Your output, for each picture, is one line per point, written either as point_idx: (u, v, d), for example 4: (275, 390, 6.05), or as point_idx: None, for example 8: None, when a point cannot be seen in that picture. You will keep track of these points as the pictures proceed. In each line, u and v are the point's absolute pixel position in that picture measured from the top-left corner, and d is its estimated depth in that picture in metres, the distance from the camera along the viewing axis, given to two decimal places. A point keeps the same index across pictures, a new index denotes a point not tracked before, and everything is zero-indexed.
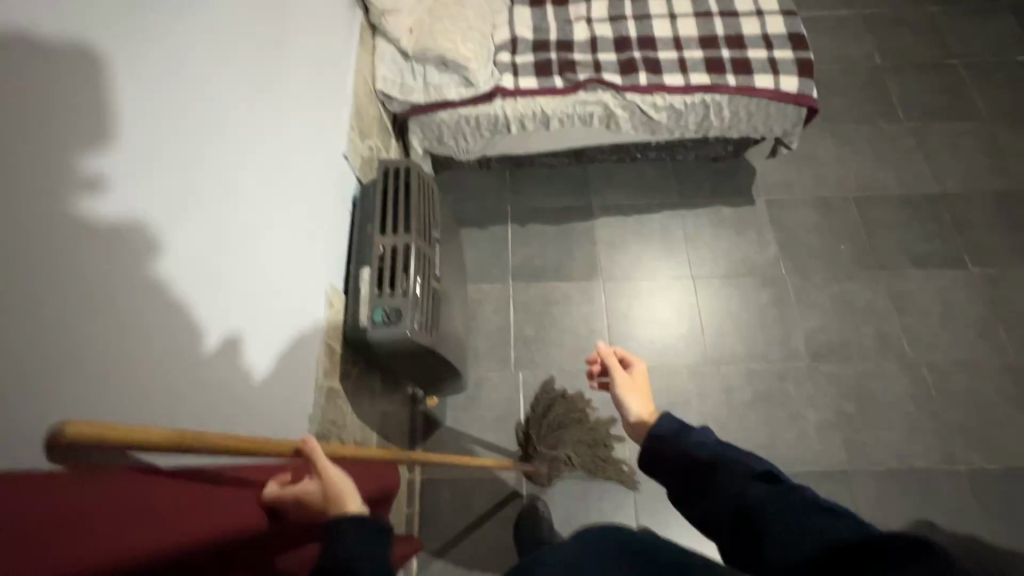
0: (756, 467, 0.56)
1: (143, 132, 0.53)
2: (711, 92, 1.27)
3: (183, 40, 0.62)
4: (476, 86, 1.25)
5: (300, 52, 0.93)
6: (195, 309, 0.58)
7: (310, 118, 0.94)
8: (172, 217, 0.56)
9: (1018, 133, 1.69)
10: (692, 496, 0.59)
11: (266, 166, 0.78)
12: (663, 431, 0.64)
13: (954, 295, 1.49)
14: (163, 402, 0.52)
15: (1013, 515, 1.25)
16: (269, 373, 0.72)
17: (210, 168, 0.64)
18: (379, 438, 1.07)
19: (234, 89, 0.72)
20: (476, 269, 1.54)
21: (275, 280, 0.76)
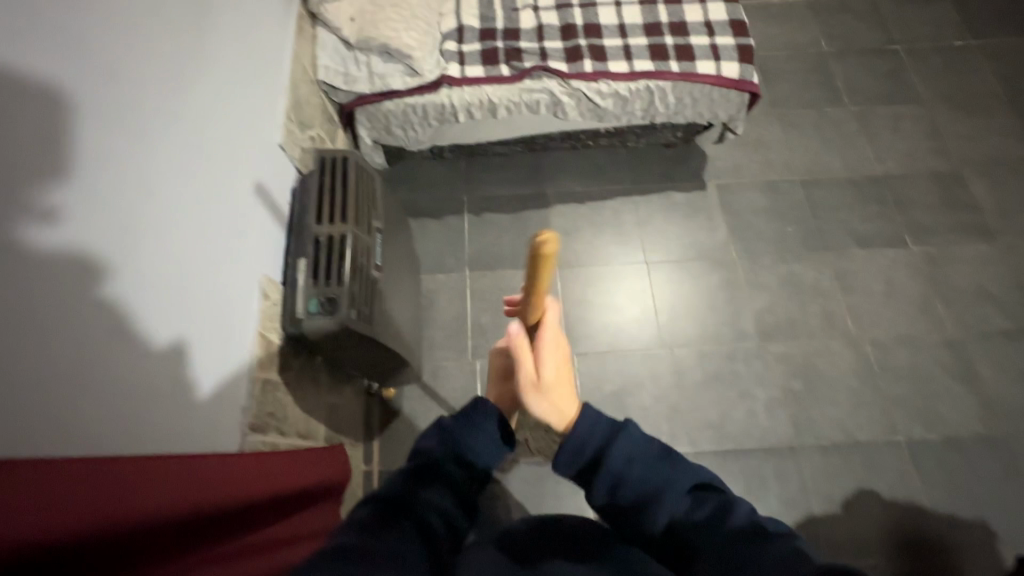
0: (685, 484, 0.60)
1: (94, 159, 0.59)
2: (654, 78, 1.29)
3: (132, 69, 0.67)
4: (420, 75, 1.24)
5: (249, 62, 0.97)
6: (144, 322, 0.64)
7: (260, 127, 0.97)
8: (122, 238, 0.61)
9: (956, 115, 1.75)
10: (619, 509, 0.63)
11: (219, 180, 0.83)
12: (594, 445, 0.65)
13: (895, 273, 1.54)
14: (78, 402, 0.54)
15: (948, 481, 1.31)
16: (220, 377, 0.77)
17: (158, 190, 0.69)
18: (325, 429, 1.08)
19: (188, 110, 0.77)
20: (431, 259, 1.55)
21: (228, 291, 0.81)
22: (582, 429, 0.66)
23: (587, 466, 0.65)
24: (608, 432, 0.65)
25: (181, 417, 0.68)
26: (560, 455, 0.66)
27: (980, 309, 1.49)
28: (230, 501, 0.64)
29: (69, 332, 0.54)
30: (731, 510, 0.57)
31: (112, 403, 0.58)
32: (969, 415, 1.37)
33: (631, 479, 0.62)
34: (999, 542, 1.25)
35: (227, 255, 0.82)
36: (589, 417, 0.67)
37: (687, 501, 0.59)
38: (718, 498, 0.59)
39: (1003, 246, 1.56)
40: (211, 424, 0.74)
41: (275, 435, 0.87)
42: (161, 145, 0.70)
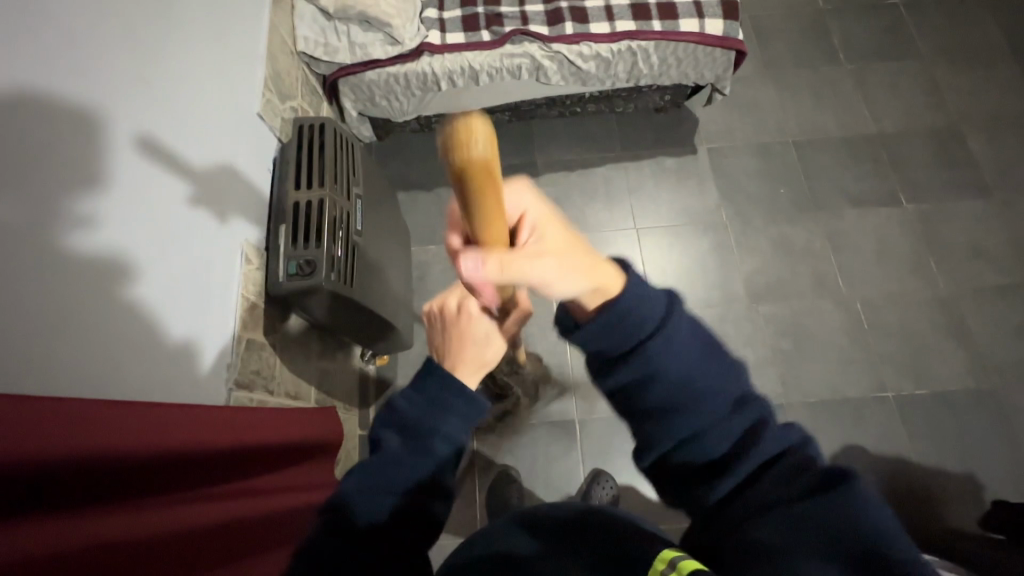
0: (730, 395, 0.48)
1: (118, 151, 0.67)
2: (635, 38, 1.27)
3: (136, 76, 0.73)
4: (401, 44, 1.24)
5: (236, 43, 1.01)
6: (162, 292, 0.72)
7: (250, 107, 1.02)
8: (145, 230, 0.70)
9: (955, 69, 1.71)
10: (634, 403, 0.49)
11: (221, 165, 0.90)
12: (636, 324, 0.48)
13: (888, 231, 1.53)
14: (100, 368, 0.61)
15: (935, 434, 1.32)
16: (229, 344, 0.85)
17: (171, 185, 0.76)
18: (315, 392, 1.12)
19: (190, 101, 0.84)
20: (423, 230, 1.57)
21: (233, 265, 0.89)
22: (628, 302, 0.47)
23: (616, 347, 0.49)
24: (655, 310, 0.48)
25: (195, 377, 0.77)
26: (586, 328, 0.49)
27: (973, 265, 1.47)
28: (246, 447, 0.72)
29: (114, 313, 0.64)
30: (769, 435, 0.46)
31: (140, 362, 0.67)
32: (958, 370, 1.37)
33: (666, 377, 0.47)
34: (984, 491, 1.26)
35: (230, 233, 0.89)
36: (638, 285, 0.49)
37: (727, 414, 0.47)
38: (760, 415, 0.48)
39: (998, 202, 1.54)
40: (201, 383, 0.78)
41: (262, 393, 0.91)
42: (169, 146, 0.77)
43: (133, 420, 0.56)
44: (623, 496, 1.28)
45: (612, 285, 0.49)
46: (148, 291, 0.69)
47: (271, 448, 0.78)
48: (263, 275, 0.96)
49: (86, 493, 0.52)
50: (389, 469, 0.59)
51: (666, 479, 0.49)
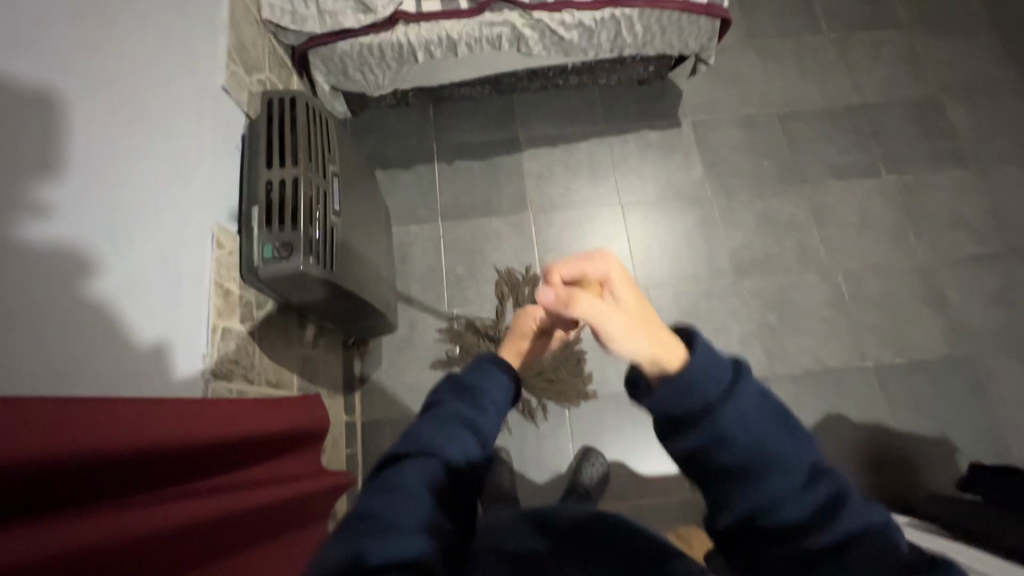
0: (803, 464, 0.47)
1: (70, 131, 0.61)
2: (620, 6, 1.22)
3: (87, 45, 0.66)
4: (374, 12, 1.18)
5: (194, 9, 0.93)
6: (126, 283, 0.67)
7: (212, 79, 0.95)
8: (106, 216, 0.65)
9: (936, 38, 1.70)
10: (703, 467, 0.49)
11: (183, 143, 0.83)
12: (706, 390, 0.48)
13: (870, 204, 1.54)
14: (65, 365, 0.57)
15: (913, 402, 1.35)
16: (202, 333, 0.81)
17: (132, 166, 0.71)
18: (297, 380, 1.08)
19: (145, 73, 0.77)
20: (404, 210, 1.52)
21: (202, 251, 0.84)
22: (696, 371, 0.48)
23: (684, 413, 0.48)
24: (723, 377, 0.48)
25: (166, 370, 0.73)
26: (655, 395, 0.49)
27: (951, 235, 1.50)
28: (229, 441, 0.69)
29: (78, 307, 0.59)
30: (849, 510, 0.46)
31: (106, 357, 0.63)
32: (935, 338, 1.40)
33: (738, 444, 0.47)
34: (958, 454, 1.30)
35: (198, 215, 0.84)
36: (705, 353, 0.49)
37: (801, 483, 0.47)
38: (837, 487, 0.47)
39: (976, 172, 1.56)
40: (174, 375, 0.74)
41: (241, 383, 0.88)
42: (129, 123, 0.71)
43: (103, 421, 0.53)
44: (612, 472, 1.29)
45: (669, 359, 0.49)
46: (111, 281, 0.64)
47: (255, 441, 0.74)
48: (238, 259, 0.91)
49: (62, 496, 0.49)
50: (448, 419, 0.58)
51: (737, 543, 0.49)
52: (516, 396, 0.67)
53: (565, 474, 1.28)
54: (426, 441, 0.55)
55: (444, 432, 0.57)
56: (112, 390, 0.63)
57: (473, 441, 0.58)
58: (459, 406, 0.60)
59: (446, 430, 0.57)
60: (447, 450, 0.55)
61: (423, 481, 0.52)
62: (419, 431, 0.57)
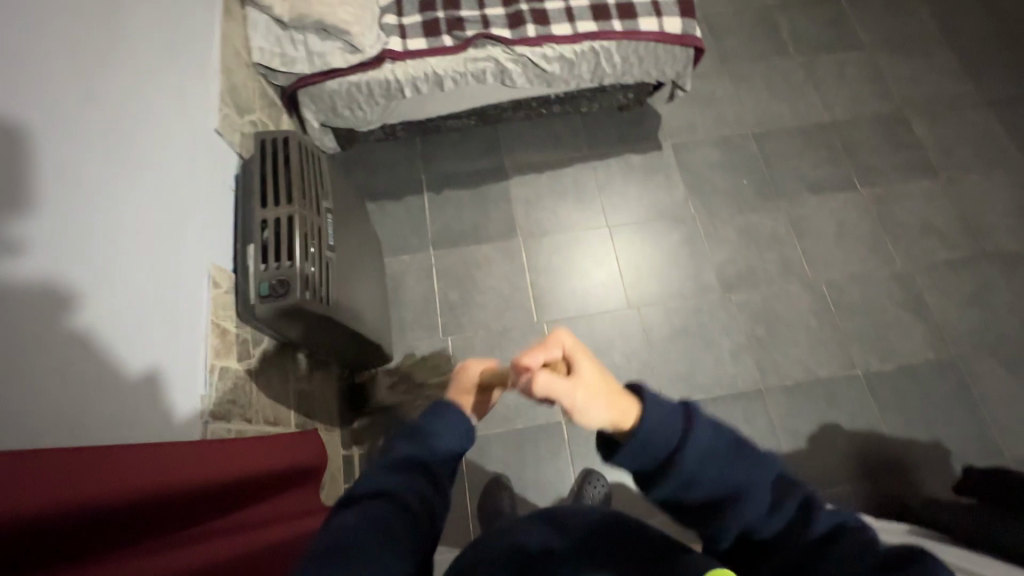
0: (769, 483, 0.54)
1: (62, 181, 0.63)
2: (597, 38, 1.28)
3: (66, 88, 0.66)
4: (362, 52, 1.22)
5: (187, 55, 0.96)
6: (119, 327, 0.67)
7: (206, 122, 0.97)
8: (99, 262, 0.66)
9: (897, 58, 1.80)
10: (685, 507, 0.55)
11: (176, 185, 0.85)
12: (666, 445, 0.54)
13: (847, 215, 1.59)
14: (54, 409, 0.56)
15: (903, 405, 1.38)
16: (199, 372, 0.81)
17: (116, 207, 0.71)
18: (296, 416, 1.08)
19: (137, 120, 0.79)
20: (395, 240, 1.54)
21: (197, 289, 0.84)
22: (651, 424, 0.54)
23: (655, 465, 0.55)
24: (678, 428, 0.54)
25: (163, 412, 0.72)
26: (623, 456, 0.55)
27: (926, 243, 1.55)
28: (228, 481, 0.68)
29: (59, 350, 0.58)
30: (817, 515, 0.53)
31: (102, 402, 0.63)
32: (919, 343, 1.44)
33: (708, 481, 0.54)
34: (952, 457, 1.32)
35: (192, 255, 0.85)
36: (654, 408, 0.55)
37: (770, 503, 0.54)
38: (801, 494, 0.54)
39: (945, 181, 1.63)
40: (171, 417, 0.73)
41: (240, 423, 0.87)
42: (111, 165, 0.71)
43: (80, 470, 0.51)
44: (613, 492, 1.29)
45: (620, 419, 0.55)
46: (93, 324, 0.63)
47: (256, 478, 0.74)
48: (234, 297, 0.92)
49: (38, 554, 0.47)
50: (396, 459, 0.59)
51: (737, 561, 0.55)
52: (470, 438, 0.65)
53: (567, 497, 1.28)
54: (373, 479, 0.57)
55: (391, 473, 0.57)
56: (109, 436, 0.63)
57: (425, 480, 0.58)
58: (407, 442, 0.61)
59: (393, 470, 0.58)
60: (396, 487, 0.56)
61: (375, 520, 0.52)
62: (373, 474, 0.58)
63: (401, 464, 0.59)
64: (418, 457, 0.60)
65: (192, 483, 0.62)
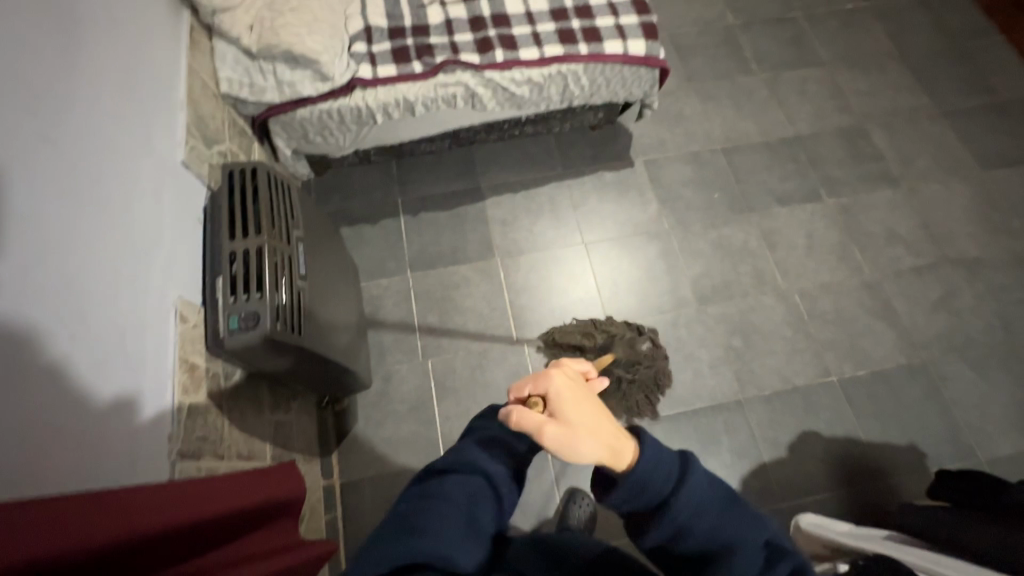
0: (761, 546, 0.53)
1: (30, 224, 0.62)
2: (565, 62, 1.31)
3: (34, 131, 0.66)
4: (332, 80, 1.23)
5: (151, 89, 0.96)
6: (83, 369, 0.65)
7: (171, 156, 0.96)
8: (65, 303, 0.65)
9: (854, 73, 1.87)
10: (672, 558, 0.56)
11: (141, 221, 0.84)
12: (660, 489, 0.55)
13: (815, 226, 1.63)
14: (14, 458, 0.53)
15: (878, 410, 1.40)
16: (167, 409, 0.79)
17: (76, 247, 0.69)
18: (271, 449, 1.06)
19: (101, 157, 0.78)
20: (372, 265, 1.53)
21: (163, 325, 0.83)
22: (646, 470, 0.55)
23: (646, 509, 0.55)
24: (672, 472, 0.55)
25: (129, 454, 0.70)
26: (616, 496, 0.56)
27: (892, 251, 1.60)
28: (201, 520, 0.66)
29: (18, 397, 0.56)
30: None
31: (69, 448, 0.61)
32: (891, 348, 1.47)
33: (699, 532, 0.54)
34: (927, 460, 1.35)
35: (157, 290, 0.83)
36: (652, 452, 0.56)
37: (761, 565, 0.52)
38: (793, 562, 0.52)
39: (906, 190, 1.68)
40: (137, 459, 0.71)
41: (212, 460, 0.85)
42: (71, 204, 0.70)
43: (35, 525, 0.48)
44: (599, 511, 1.28)
45: (616, 458, 0.56)
46: (55, 369, 0.61)
47: (232, 515, 0.72)
48: (203, 332, 0.91)
49: None
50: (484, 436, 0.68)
51: None
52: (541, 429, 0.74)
53: (553, 518, 1.27)
54: (472, 456, 0.65)
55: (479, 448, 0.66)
56: (75, 482, 0.61)
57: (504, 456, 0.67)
58: (495, 428, 0.69)
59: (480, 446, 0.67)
60: (479, 461, 0.64)
61: (457, 487, 0.61)
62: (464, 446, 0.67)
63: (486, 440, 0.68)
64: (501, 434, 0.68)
65: (163, 524, 0.61)
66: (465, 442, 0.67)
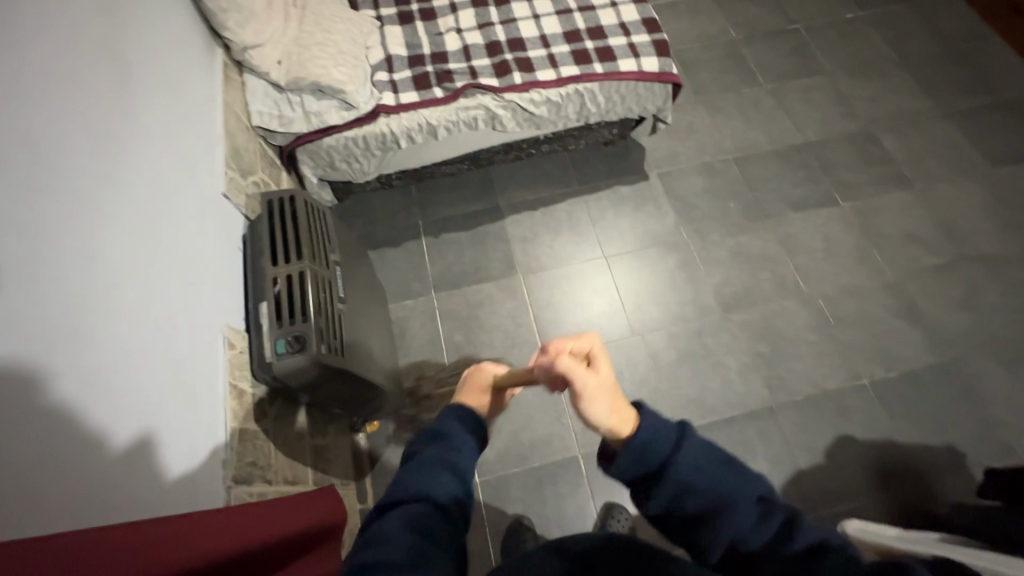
0: (756, 498, 0.55)
1: (93, 262, 0.65)
2: (581, 81, 1.35)
3: (93, 173, 0.70)
4: (356, 108, 1.27)
5: (194, 127, 1.00)
6: (142, 400, 0.68)
7: (215, 191, 1.00)
8: (125, 335, 0.67)
9: (858, 80, 1.91)
10: (676, 521, 0.57)
11: (190, 254, 0.87)
12: (660, 451, 0.57)
13: (832, 230, 1.65)
14: (81, 488, 0.56)
15: (912, 411, 1.39)
16: (219, 439, 0.81)
17: (128, 280, 0.71)
18: (312, 473, 1.06)
19: (153, 196, 0.82)
20: (397, 287, 1.55)
21: (213, 354, 0.85)
22: (645, 435, 0.57)
23: (645, 474, 0.57)
24: (668, 435, 0.57)
25: (186, 483, 0.71)
26: (619, 464, 0.58)
27: (910, 251, 1.61)
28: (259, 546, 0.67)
29: (67, 435, 0.56)
30: (801, 529, 0.53)
31: (133, 478, 0.63)
32: (918, 348, 1.47)
33: (697, 490, 0.55)
34: (967, 460, 1.33)
35: (206, 320, 0.85)
36: (651, 420, 0.58)
37: (757, 515, 0.54)
38: (786, 510, 0.55)
39: (919, 191, 1.70)
40: (193, 486, 0.73)
41: (261, 486, 0.86)
42: (122, 239, 0.72)
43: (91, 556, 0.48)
44: (638, 525, 1.26)
45: (624, 427, 0.59)
46: (110, 403, 0.62)
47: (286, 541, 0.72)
48: (248, 358, 0.92)
49: None
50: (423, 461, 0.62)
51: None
52: (484, 441, 0.69)
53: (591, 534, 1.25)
54: (414, 485, 0.59)
55: (420, 476, 0.60)
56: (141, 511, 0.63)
57: (453, 476, 0.62)
58: (436, 449, 0.64)
59: (424, 472, 0.61)
60: (429, 488, 0.59)
61: (410, 519, 0.55)
62: (403, 478, 0.61)
63: (425, 463, 0.62)
64: (441, 456, 0.63)
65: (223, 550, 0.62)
66: (400, 475, 0.61)
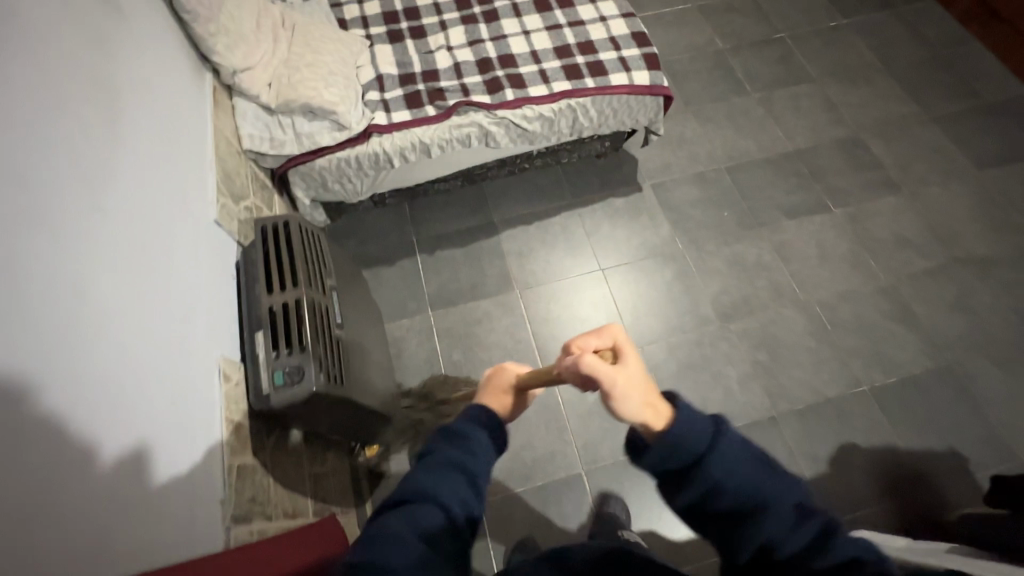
0: (793, 504, 0.55)
1: (91, 295, 0.64)
2: (574, 96, 1.35)
3: (89, 204, 0.68)
4: (349, 129, 1.26)
5: (186, 153, 0.98)
6: (140, 438, 0.65)
7: (208, 217, 0.98)
8: (123, 370, 0.66)
9: (844, 86, 1.93)
10: (707, 515, 0.56)
11: (185, 282, 0.85)
12: (696, 446, 0.56)
13: (825, 237, 1.65)
14: (81, 537, 0.53)
15: (913, 416, 1.39)
16: (218, 475, 0.79)
17: (125, 312, 0.69)
18: (311, 504, 1.03)
19: (148, 224, 0.80)
20: (393, 306, 1.53)
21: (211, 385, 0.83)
22: (682, 430, 0.56)
23: (680, 467, 0.56)
24: (708, 432, 0.56)
25: (186, 525, 0.69)
26: (650, 456, 0.57)
27: (903, 255, 1.62)
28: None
29: (67, 480, 0.54)
30: (835, 542, 0.53)
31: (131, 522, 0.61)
32: (915, 352, 1.47)
33: (732, 490, 0.55)
34: (969, 464, 1.33)
35: (201, 352, 0.83)
36: (688, 417, 0.57)
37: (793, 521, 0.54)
38: (822, 518, 0.54)
39: (909, 195, 1.72)
40: (192, 527, 0.70)
41: (261, 522, 0.83)
42: (119, 270, 0.71)
43: None
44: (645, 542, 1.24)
45: (657, 422, 0.58)
46: (106, 448, 0.60)
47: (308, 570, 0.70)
48: (244, 391, 0.90)
49: None
50: (438, 463, 0.60)
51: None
52: (500, 445, 0.66)
53: None
54: (426, 487, 0.57)
55: (433, 479, 0.58)
56: (139, 558, 0.60)
57: (465, 484, 0.59)
58: (453, 452, 0.61)
59: (437, 476, 0.59)
60: (440, 495, 0.57)
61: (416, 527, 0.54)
62: (417, 475, 0.59)
63: (438, 468, 0.60)
64: (457, 459, 0.60)
65: None
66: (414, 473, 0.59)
